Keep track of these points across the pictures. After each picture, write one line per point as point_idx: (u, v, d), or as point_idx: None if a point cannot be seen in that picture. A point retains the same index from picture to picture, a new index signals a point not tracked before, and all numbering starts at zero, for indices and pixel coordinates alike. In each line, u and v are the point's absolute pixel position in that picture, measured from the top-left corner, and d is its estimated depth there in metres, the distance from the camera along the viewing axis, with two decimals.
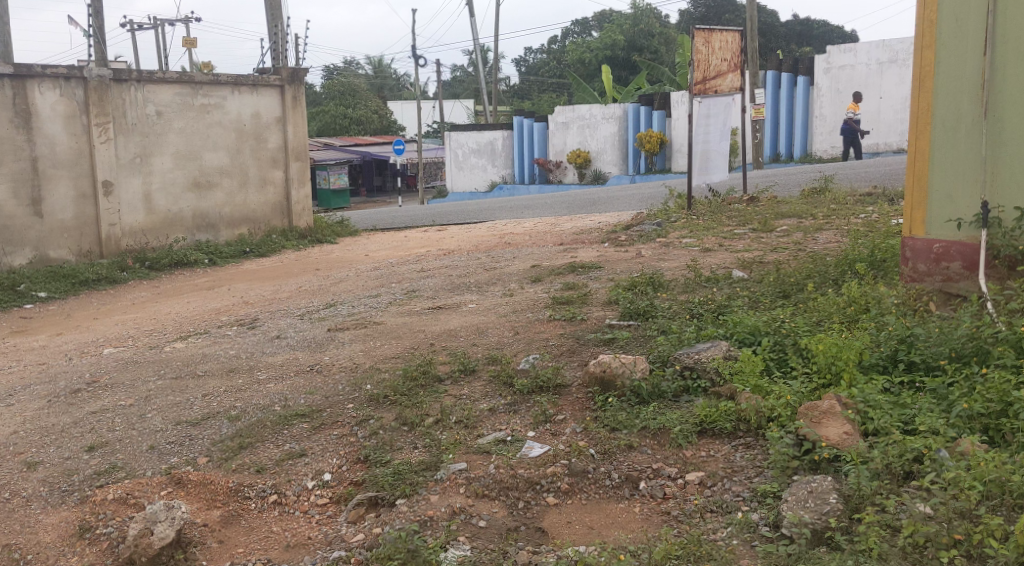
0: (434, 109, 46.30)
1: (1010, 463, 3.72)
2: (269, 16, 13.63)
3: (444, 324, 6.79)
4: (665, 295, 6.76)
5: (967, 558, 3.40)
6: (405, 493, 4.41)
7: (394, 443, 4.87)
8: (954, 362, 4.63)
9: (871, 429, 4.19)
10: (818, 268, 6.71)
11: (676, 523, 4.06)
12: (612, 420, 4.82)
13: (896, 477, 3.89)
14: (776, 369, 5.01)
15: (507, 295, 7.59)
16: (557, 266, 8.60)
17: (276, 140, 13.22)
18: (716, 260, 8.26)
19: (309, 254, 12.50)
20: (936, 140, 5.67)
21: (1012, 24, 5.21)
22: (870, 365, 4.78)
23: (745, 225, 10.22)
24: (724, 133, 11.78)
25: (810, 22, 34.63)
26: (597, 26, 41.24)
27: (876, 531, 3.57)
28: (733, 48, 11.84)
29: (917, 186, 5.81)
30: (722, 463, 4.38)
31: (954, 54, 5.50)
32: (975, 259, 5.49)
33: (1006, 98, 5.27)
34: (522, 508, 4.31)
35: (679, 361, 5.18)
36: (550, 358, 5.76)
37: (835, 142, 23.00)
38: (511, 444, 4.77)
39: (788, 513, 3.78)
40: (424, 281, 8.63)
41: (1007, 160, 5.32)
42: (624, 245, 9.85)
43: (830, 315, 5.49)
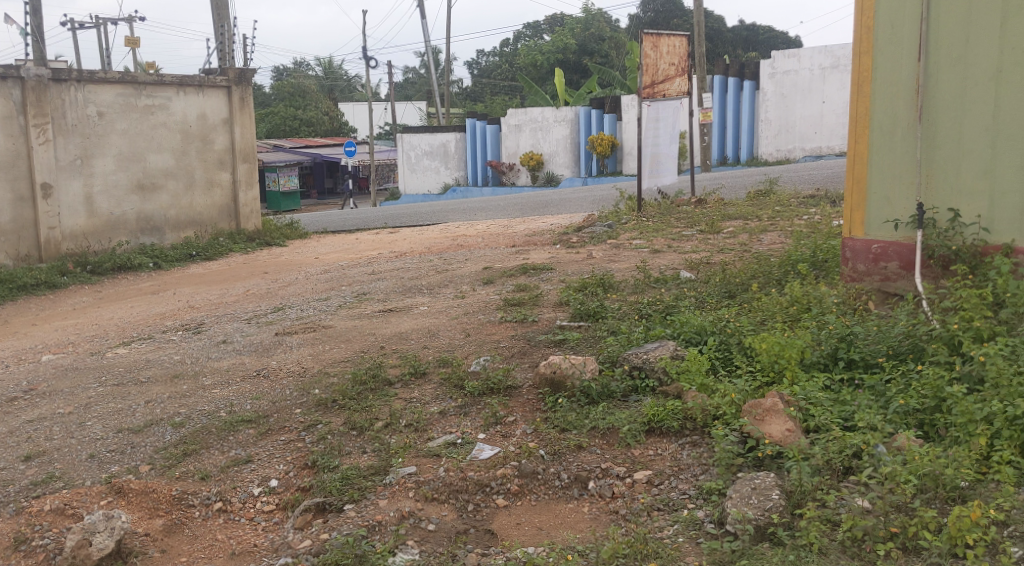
0: (386, 111, 46.13)
1: (945, 457, 3.82)
2: (216, 16, 13.52)
3: (395, 326, 6.79)
4: (615, 296, 6.84)
5: (903, 550, 3.50)
6: (354, 498, 4.40)
7: (342, 447, 4.85)
8: (891, 359, 4.74)
9: (812, 425, 4.30)
10: (763, 269, 6.84)
11: (624, 522, 4.11)
12: (562, 420, 4.89)
13: (836, 473, 3.97)
14: (721, 367, 5.12)
15: (460, 297, 7.60)
16: (510, 268, 8.64)
17: (223, 142, 13.09)
18: (665, 260, 8.41)
19: (257, 256, 12.37)
20: (874, 144, 5.76)
21: (946, 31, 5.37)
22: (811, 363, 4.88)
23: (693, 226, 10.36)
24: (674, 135, 11.99)
25: (755, 27, 35.25)
26: (549, 29, 41.40)
27: (816, 526, 3.65)
28: (681, 53, 12.04)
29: (855, 188, 5.88)
30: (670, 461, 4.46)
31: (890, 60, 5.61)
32: (911, 258, 5.63)
33: (941, 103, 5.44)
34: (472, 511, 4.33)
35: (628, 361, 5.26)
36: (501, 360, 5.78)
37: (779, 146, 23.34)
38: (461, 446, 4.79)
39: (732, 509, 3.85)
40: (375, 284, 8.59)
41: (942, 163, 5.48)
42: (575, 246, 9.90)
43: (773, 316, 5.59)
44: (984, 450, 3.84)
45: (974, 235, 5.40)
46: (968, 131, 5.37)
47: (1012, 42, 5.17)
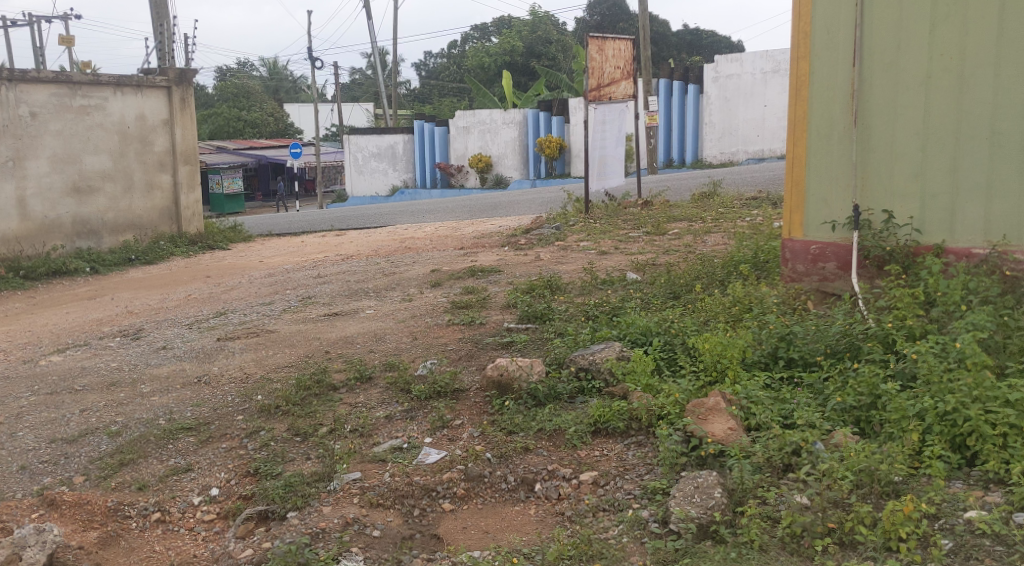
0: (332, 112, 45.74)
1: (880, 452, 3.90)
2: (155, 15, 13.29)
3: (341, 330, 6.73)
4: (562, 298, 6.87)
5: (840, 545, 3.58)
6: (297, 506, 4.36)
7: (285, 454, 4.80)
8: (828, 357, 4.83)
9: (753, 424, 4.37)
10: (706, 269, 6.94)
11: (570, 523, 4.13)
12: (509, 423, 4.90)
13: (776, 470, 4.04)
14: (666, 368, 5.18)
15: (407, 300, 7.57)
16: (457, 270, 8.62)
17: (163, 143, 12.86)
18: (612, 262, 8.47)
19: (199, 260, 12.17)
20: (811, 147, 5.86)
21: (879, 38, 5.50)
22: (752, 362, 4.97)
23: (640, 228, 10.45)
24: (620, 138, 12.11)
25: (699, 31, 35.75)
26: (496, 31, 41.41)
27: (757, 523, 3.71)
28: (626, 56, 12.15)
29: (794, 191, 5.96)
30: (615, 461, 4.49)
31: (827, 66, 5.72)
32: (848, 259, 5.75)
33: (875, 108, 5.57)
34: (418, 515, 4.31)
35: (575, 362, 5.30)
36: (449, 363, 5.77)
37: (723, 149, 23.68)
38: (408, 451, 4.77)
39: (675, 509, 3.89)
40: (320, 288, 8.51)
41: (876, 166, 5.61)
42: (523, 249, 9.92)
43: (716, 316, 5.67)
44: (917, 445, 3.94)
45: (907, 236, 5.55)
46: (901, 135, 5.51)
47: (941, 49, 5.32)
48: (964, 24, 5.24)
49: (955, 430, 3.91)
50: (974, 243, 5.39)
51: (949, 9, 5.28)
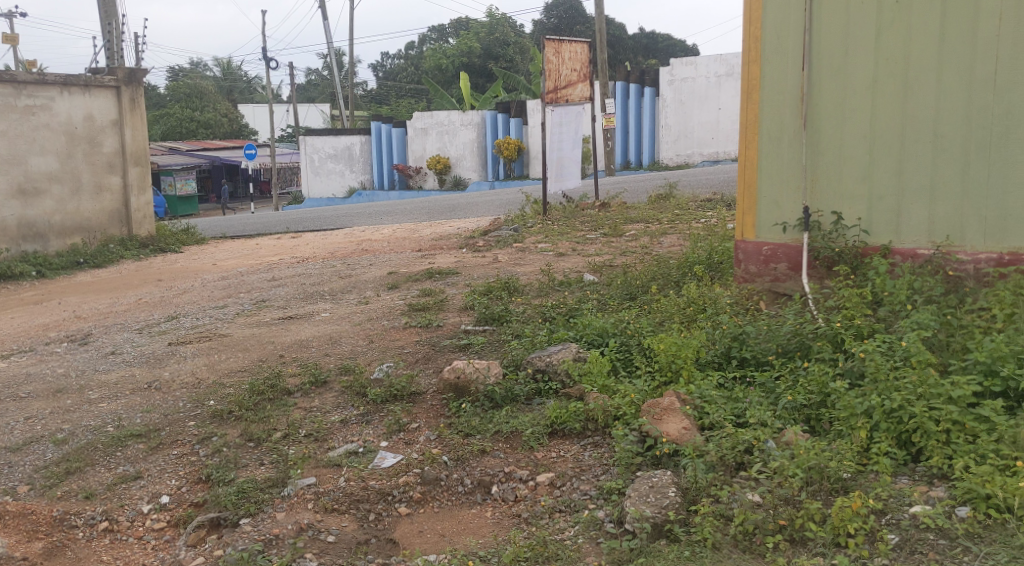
0: (288, 113, 45.34)
1: (829, 450, 3.96)
2: (103, 13, 13.06)
3: (296, 334, 6.67)
4: (520, 299, 6.89)
5: (790, 542, 3.63)
6: (250, 512, 4.31)
7: (238, 460, 4.75)
8: (780, 357, 4.90)
9: (707, 423, 4.41)
10: (662, 270, 6.99)
11: (526, 525, 4.14)
12: (466, 425, 4.90)
13: (728, 468, 4.08)
14: (622, 368, 5.22)
15: (363, 302, 7.53)
16: (415, 272, 8.60)
17: (112, 144, 12.66)
18: (569, 263, 8.50)
19: (151, 264, 11.99)
20: (763, 150, 5.92)
21: (828, 43, 5.59)
22: (706, 362, 5.02)
23: (597, 229, 10.51)
24: (577, 140, 12.17)
25: (655, 35, 36.05)
26: (454, 33, 41.35)
27: (710, 522, 3.75)
28: (582, 59, 12.23)
29: (746, 193, 6.01)
30: (571, 462, 4.51)
31: (777, 69, 5.79)
32: (799, 260, 5.84)
33: (825, 111, 5.66)
34: (373, 520, 4.29)
35: (532, 364, 5.31)
36: (405, 366, 5.75)
37: (679, 151, 23.86)
38: (363, 455, 4.74)
39: (630, 508, 3.90)
40: (275, 291, 8.43)
41: (826, 169, 5.70)
42: (481, 251, 9.91)
43: (671, 317, 5.72)
44: (865, 442, 4.01)
45: (855, 237, 5.65)
46: (849, 138, 5.61)
47: (886, 54, 5.44)
48: (908, 30, 5.36)
49: (901, 427, 3.99)
50: (919, 243, 5.50)
51: (894, 15, 5.39)
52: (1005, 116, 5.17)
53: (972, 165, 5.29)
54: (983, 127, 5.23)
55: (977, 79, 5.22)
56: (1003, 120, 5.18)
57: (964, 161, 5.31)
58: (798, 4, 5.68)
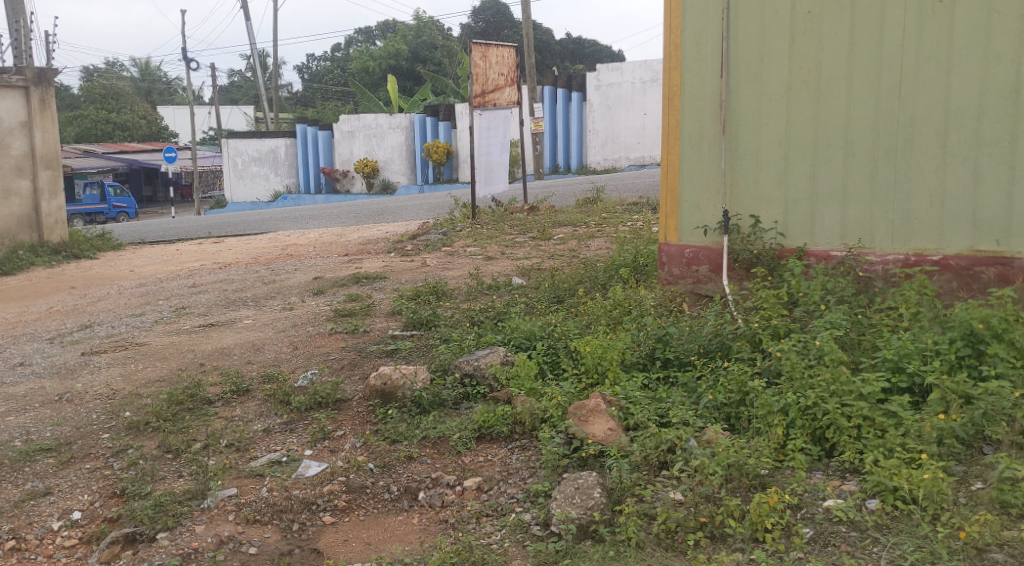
0: (210, 116, 44.45)
1: (748, 447, 4.04)
2: (10, 10, 12.63)
3: (217, 342, 6.53)
4: (448, 304, 6.87)
5: (711, 539, 3.68)
6: (167, 526, 4.19)
7: (155, 472, 4.62)
8: (701, 357, 4.98)
9: (631, 424, 4.45)
10: (589, 273, 7.04)
11: (453, 530, 4.11)
12: (392, 432, 4.85)
13: (652, 468, 4.14)
14: (550, 371, 5.24)
15: (287, 309, 7.41)
16: (341, 278, 8.50)
17: (21, 147, 12.23)
18: (497, 267, 8.51)
19: (64, 271, 11.59)
20: (684, 155, 5.99)
21: (744, 51, 5.71)
22: (631, 363, 5.07)
23: (526, 233, 10.54)
24: (505, 144, 12.20)
25: (581, 40, 36.42)
26: (381, 35, 41.11)
27: (634, 521, 3.78)
28: (510, 63, 12.27)
29: (668, 197, 6.08)
30: (499, 466, 4.51)
31: (697, 76, 5.88)
32: (720, 262, 5.93)
33: (742, 117, 5.77)
34: (297, 530, 4.22)
35: (459, 369, 5.29)
36: (330, 373, 5.67)
37: (606, 155, 24.20)
38: (287, 464, 4.67)
39: (557, 510, 3.92)
40: (195, 298, 8.24)
41: (744, 173, 5.82)
42: (410, 255, 9.85)
43: (597, 319, 5.77)
44: (781, 439, 4.10)
45: (772, 240, 5.79)
46: (766, 144, 5.74)
47: (799, 62, 5.59)
48: (820, 40, 5.51)
49: (815, 424, 4.10)
50: (832, 245, 5.65)
51: (806, 25, 5.54)
52: (910, 123, 5.36)
53: (880, 171, 5.46)
54: (890, 133, 5.41)
55: (884, 88, 5.40)
56: (908, 128, 5.37)
57: (873, 166, 5.48)
58: (716, 12, 5.77)
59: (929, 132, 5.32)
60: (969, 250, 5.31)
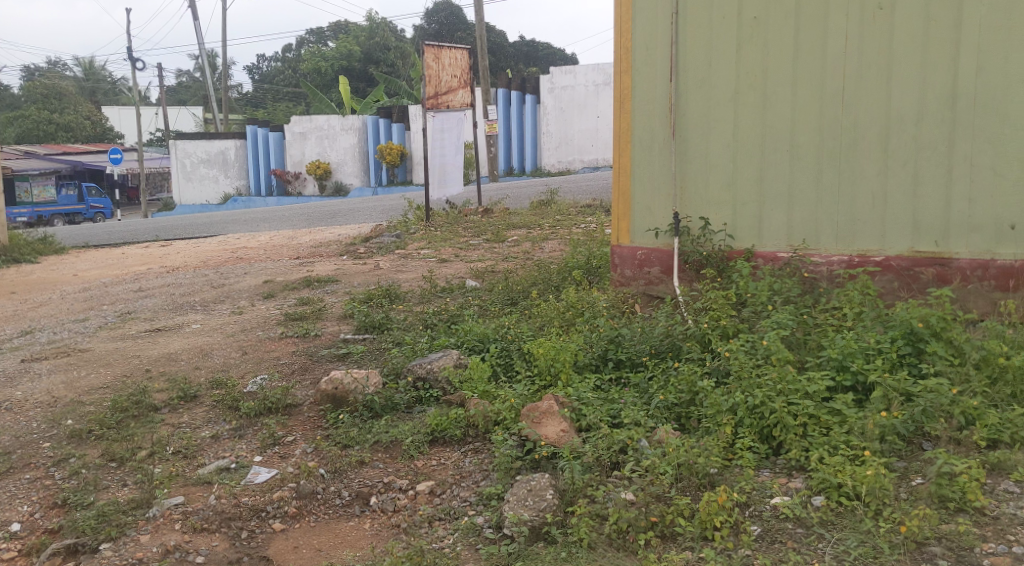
0: (158, 116, 43.73)
1: (698, 446, 4.07)
2: None
3: (163, 347, 6.41)
4: (401, 307, 6.82)
5: (661, 538, 3.70)
6: (111, 536, 4.10)
7: (99, 481, 4.52)
8: (653, 358, 5.01)
9: (584, 425, 4.46)
10: (542, 275, 7.05)
11: (405, 535, 4.08)
12: (344, 437, 4.80)
13: (604, 468, 4.15)
14: (503, 373, 5.23)
15: (237, 313, 7.30)
16: (292, 281, 8.40)
17: None
18: (451, 270, 8.47)
19: (5, 275, 11.30)
20: (635, 158, 6.02)
21: (693, 55, 5.76)
22: (584, 365, 5.08)
23: (480, 235, 10.51)
24: (459, 147, 12.17)
25: (535, 43, 36.52)
26: (333, 36, 40.79)
27: (586, 522, 3.79)
28: (463, 65, 12.23)
29: (620, 200, 6.10)
30: (452, 470, 4.49)
31: (647, 80, 5.91)
32: (671, 263, 5.98)
33: (691, 121, 5.82)
34: (246, 538, 4.15)
35: (412, 372, 5.26)
36: (280, 378, 5.59)
37: (561, 158, 24.24)
38: (235, 471, 4.59)
39: (509, 513, 3.92)
40: (141, 302, 8.09)
41: (694, 176, 5.87)
42: (362, 257, 9.77)
43: (551, 321, 5.78)
44: (730, 438, 4.14)
45: (721, 242, 5.84)
46: (714, 147, 5.79)
47: (746, 67, 5.66)
48: (766, 45, 5.58)
49: (763, 422, 4.14)
50: (778, 247, 5.72)
51: (752, 30, 5.61)
52: (853, 127, 5.45)
53: (825, 174, 5.55)
54: (834, 137, 5.50)
55: (828, 92, 5.49)
56: (851, 132, 5.46)
57: (818, 170, 5.56)
58: (665, 16, 5.81)
59: (871, 136, 5.42)
60: (909, 252, 5.42)
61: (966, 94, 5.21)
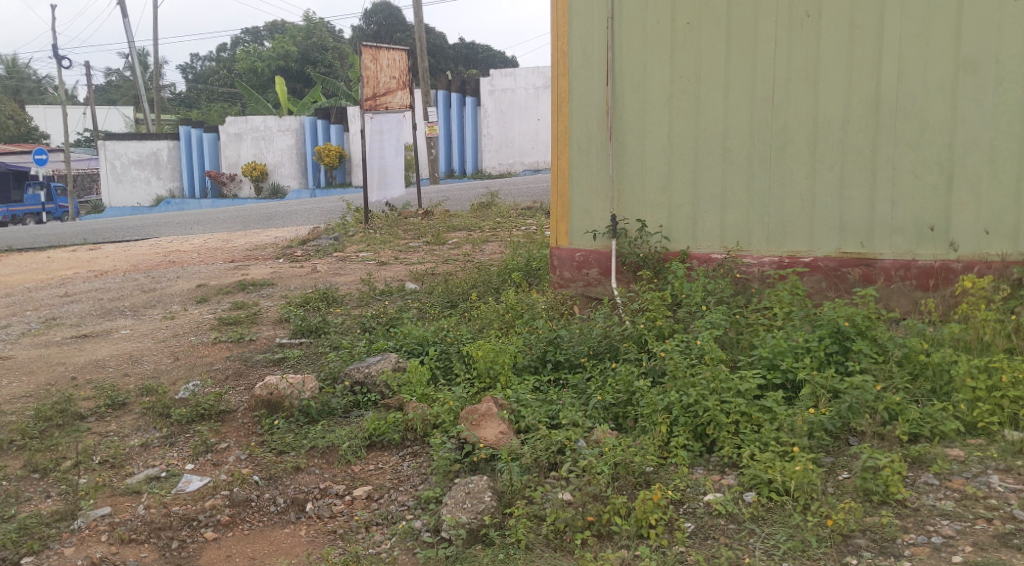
0: (86, 116, 42.62)
1: (634, 446, 4.10)
2: None
3: (90, 354, 6.23)
4: (338, 310, 6.75)
5: (598, 537, 3.71)
6: (33, 550, 3.96)
7: (21, 493, 4.36)
8: (591, 358, 5.02)
9: (523, 426, 4.46)
10: (482, 277, 7.03)
11: (341, 541, 4.02)
12: (279, 443, 4.72)
13: (542, 469, 4.14)
14: (442, 376, 5.21)
15: (168, 318, 7.14)
16: (226, 284, 8.24)
17: None
18: (390, 272, 8.41)
19: None
20: (573, 160, 6.04)
21: (629, 59, 5.81)
22: (522, 366, 5.08)
23: (420, 238, 10.46)
24: (399, 149, 12.09)
25: (474, 45, 36.53)
26: (269, 36, 40.25)
27: (524, 523, 3.78)
28: (401, 67, 12.16)
29: (559, 201, 6.11)
30: (390, 474, 4.45)
31: (584, 83, 5.93)
32: (609, 265, 6.00)
33: (628, 123, 5.86)
34: (176, 548, 4.04)
35: (350, 376, 5.21)
36: (213, 384, 5.47)
37: (502, 160, 24.26)
38: (165, 480, 4.48)
39: (447, 516, 3.88)
40: (68, 308, 7.86)
41: (631, 178, 5.91)
42: (299, 261, 9.63)
43: (490, 323, 5.77)
44: (665, 437, 4.17)
45: (657, 244, 5.89)
46: (650, 149, 5.84)
47: (680, 71, 5.72)
48: (699, 50, 5.65)
49: (697, 421, 4.18)
50: (712, 248, 5.79)
51: (686, 36, 5.67)
52: (782, 131, 5.55)
53: (756, 177, 5.63)
54: (765, 141, 5.59)
55: (758, 97, 5.58)
56: (780, 136, 5.55)
57: (749, 173, 5.65)
58: (601, 21, 5.84)
59: (800, 139, 5.52)
60: (837, 252, 5.53)
61: (888, 100, 5.34)
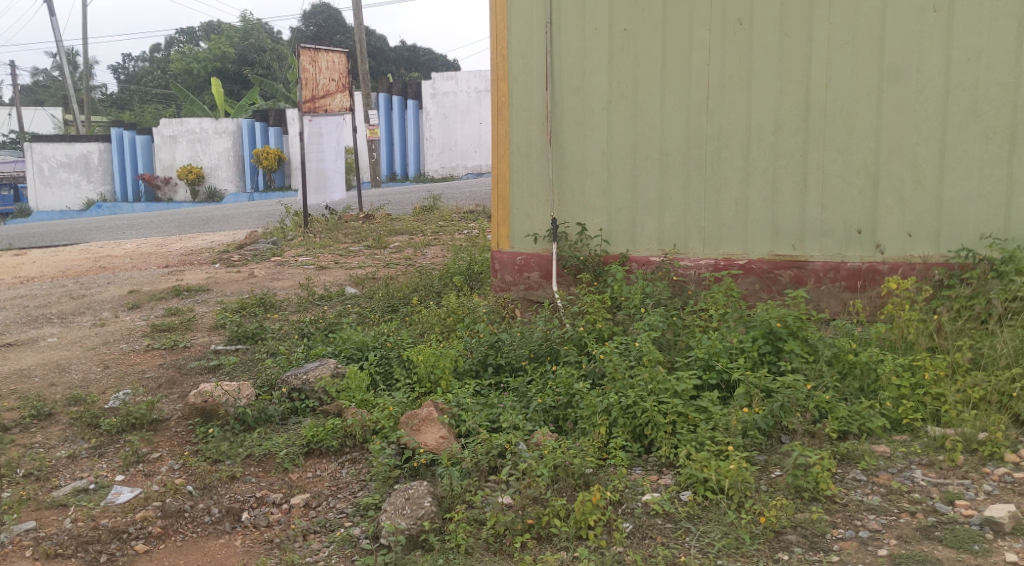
0: (14, 117, 41.40)
1: (574, 448, 4.11)
2: None
3: (15, 363, 6.03)
4: (275, 316, 6.65)
5: (537, 540, 3.71)
6: None
7: None
8: (532, 362, 5.02)
9: (463, 430, 4.44)
10: (423, 281, 6.98)
11: (278, 550, 3.94)
12: (215, 451, 4.62)
13: (482, 473, 4.13)
14: (382, 382, 5.15)
15: (98, 325, 6.95)
16: (160, 290, 8.06)
17: None
18: (329, 277, 8.31)
19: None
20: (514, 164, 6.04)
21: (567, 64, 5.83)
22: (464, 370, 5.04)
23: (361, 241, 10.37)
24: (339, 152, 11.93)
25: (415, 48, 36.38)
26: (205, 37, 39.56)
27: (464, 528, 3.76)
28: (342, 69, 12.01)
29: (499, 205, 6.11)
30: (328, 481, 4.40)
31: (524, 88, 5.94)
32: (550, 268, 6.00)
33: (566, 128, 5.88)
34: (105, 562, 3.91)
35: (287, 383, 5.12)
36: (145, 393, 5.34)
37: (444, 163, 24.24)
38: (94, 492, 4.35)
39: (386, 522, 3.82)
40: None
41: (571, 182, 5.93)
42: (236, 266, 9.47)
43: (431, 327, 5.74)
44: (604, 438, 4.19)
45: (597, 247, 5.92)
46: (589, 153, 5.87)
47: (617, 76, 5.76)
48: (636, 56, 5.70)
49: (635, 422, 4.21)
50: (650, 251, 5.84)
51: (622, 42, 5.72)
52: (717, 136, 5.62)
53: (692, 181, 5.70)
54: (700, 146, 5.66)
55: (693, 102, 5.64)
56: (715, 141, 5.63)
57: (685, 177, 5.71)
58: (539, 26, 5.86)
59: (734, 145, 5.60)
60: (770, 255, 5.62)
61: (818, 106, 5.45)
